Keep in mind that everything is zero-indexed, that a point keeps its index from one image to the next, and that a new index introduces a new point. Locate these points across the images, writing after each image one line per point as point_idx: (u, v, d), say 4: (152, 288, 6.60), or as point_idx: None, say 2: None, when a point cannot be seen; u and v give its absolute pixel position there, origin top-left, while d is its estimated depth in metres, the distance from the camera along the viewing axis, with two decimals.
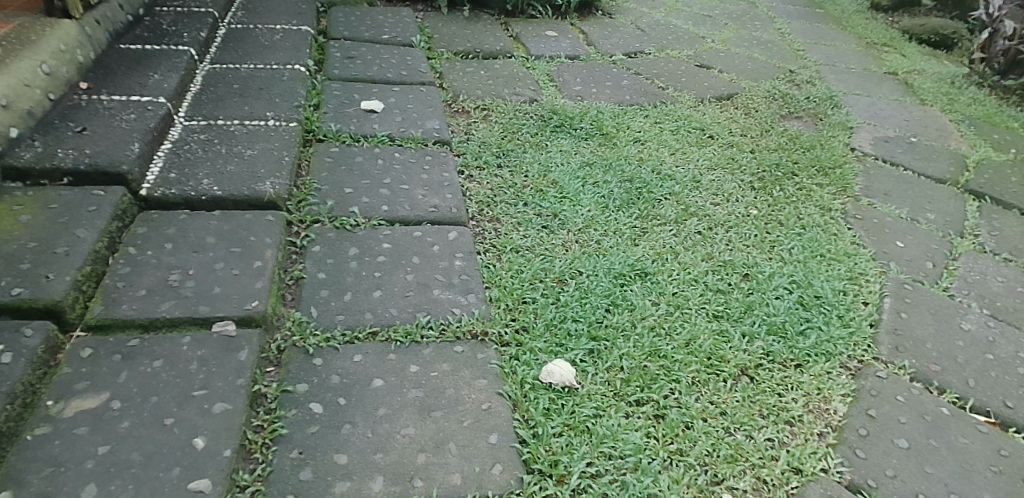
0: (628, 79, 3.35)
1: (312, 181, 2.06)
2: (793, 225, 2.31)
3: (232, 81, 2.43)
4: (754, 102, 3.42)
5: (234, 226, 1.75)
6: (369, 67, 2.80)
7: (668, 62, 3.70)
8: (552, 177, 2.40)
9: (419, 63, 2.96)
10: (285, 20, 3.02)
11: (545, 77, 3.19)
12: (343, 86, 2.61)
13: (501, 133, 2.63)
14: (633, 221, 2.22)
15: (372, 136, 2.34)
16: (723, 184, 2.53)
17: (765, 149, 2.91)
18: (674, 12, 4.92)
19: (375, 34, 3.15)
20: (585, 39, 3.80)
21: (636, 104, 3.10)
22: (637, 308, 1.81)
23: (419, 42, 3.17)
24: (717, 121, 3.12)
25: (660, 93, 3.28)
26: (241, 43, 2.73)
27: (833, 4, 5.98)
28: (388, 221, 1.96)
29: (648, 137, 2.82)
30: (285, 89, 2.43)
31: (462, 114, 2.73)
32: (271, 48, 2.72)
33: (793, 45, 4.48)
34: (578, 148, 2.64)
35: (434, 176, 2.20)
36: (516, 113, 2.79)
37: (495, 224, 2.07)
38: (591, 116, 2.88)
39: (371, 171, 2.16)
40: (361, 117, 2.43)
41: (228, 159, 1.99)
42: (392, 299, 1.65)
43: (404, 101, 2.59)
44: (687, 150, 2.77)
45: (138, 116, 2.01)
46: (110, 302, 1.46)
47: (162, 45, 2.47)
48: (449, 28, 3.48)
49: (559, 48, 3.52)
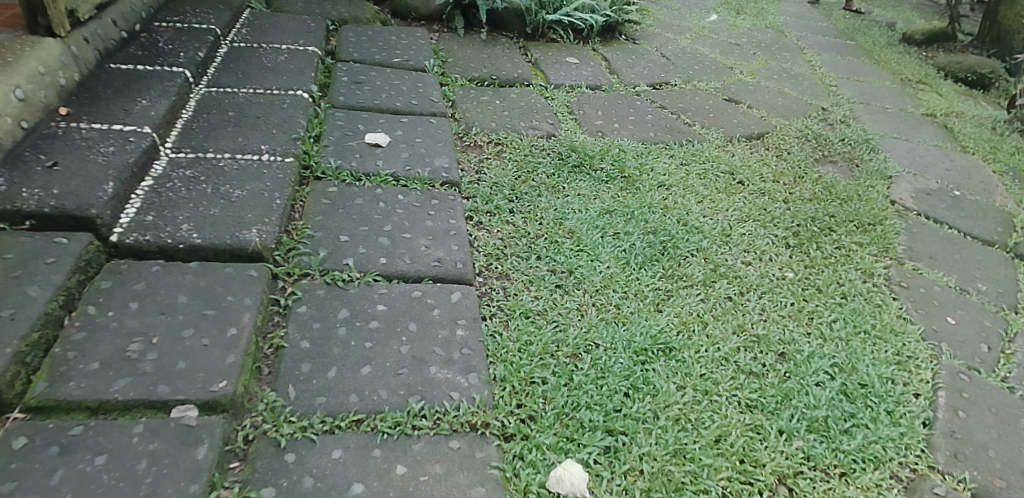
0: (653, 113, 3.15)
1: (304, 226, 1.87)
2: (833, 293, 2.11)
3: (228, 108, 2.25)
4: (786, 143, 3.20)
5: (211, 281, 1.57)
6: (377, 94, 2.61)
7: (694, 95, 3.49)
8: (569, 226, 2.19)
9: (431, 90, 2.77)
10: (292, 39, 2.85)
11: (564, 108, 2.98)
12: (347, 115, 2.42)
13: (514, 173, 2.43)
14: (656, 281, 2.01)
15: (375, 175, 2.14)
16: (755, 240, 2.32)
17: (798, 200, 2.69)
18: (700, 40, 4.72)
19: (386, 57, 2.97)
20: (607, 66, 3.61)
21: (661, 142, 2.89)
22: (660, 395, 1.61)
23: (432, 66, 2.99)
24: (747, 165, 2.91)
25: (687, 130, 3.07)
26: (242, 64, 2.56)
27: (865, 36, 5.76)
28: (385, 276, 1.76)
29: (672, 181, 2.61)
30: (284, 118, 2.25)
31: (474, 148, 2.54)
32: (274, 71, 2.54)
33: (825, 80, 4.26)
34: (597, 191, 2.43)
35: (439, 223, 2.00)
36: (532, 150, 2.59)
37: (505, 282, 1.87)
38: (613, 155, 2.67)
39: (371, 216, 1.96)
40: (365, 151, 2.24)
41: (213, 200, 1.81)
42: (383, 378, 1.46)
43: (412, 135, 2.40)
44: (716, 198, 2.56)
45: (117, 149, 1.83)
46: (56, 377, 1.29)
47: (155, 66, 2.30)
48: (464, 51, 3.30)
49: (580, 76, 3.33)
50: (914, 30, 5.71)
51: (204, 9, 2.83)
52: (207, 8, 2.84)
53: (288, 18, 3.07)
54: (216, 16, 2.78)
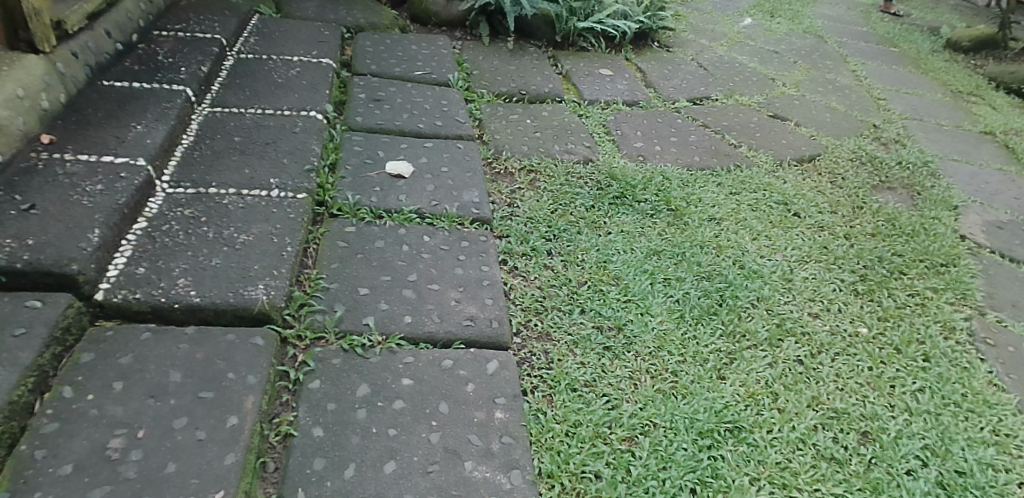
0: (696, 132, 2.90)
1: (319, 276, 1.64)
2: (914, 354, 1.86)
3: (233, 133, 2.03)
4: (839, 167, 2.95)
5: (210, 351, 1.34)
6: (398, 114, 2.38)
7: (737, 112, 3.23)
8: (613, 270, 1.95)
9: (457, 109, 2.53)
10: (304, 51, 2.63)
11: (600, 128, 2.74)
12: (366, 140, 2.19)
13: (550, 206, 2.19)
14: (716, 340, 1.77)
15: (398, 212, 1.92)
16: (820, 287, 2.07)
17: (861, 236, 2.44)
18: (737, 46, 4.46)
19: (407, 70, 2.73)
20: (643, 78, 3.36)
21: (706, 167, 2.64)
22: (733, 492, 1.37)
23: (456, 80, 2.75)
24: (800, 193, 2.66)
25: (733, 152, 2.82)
26: (250, 79, 2.33)
27: (908, 42, 5.45)
28: (410, 340, 1.53)
29: (723, 214, 2.36)
30: (296, 144, 2.03)
31: (505, 176, 2.31)
32: (285, 88, 2.32)
33: (873, 93, 3.99)
34: (642, 228, 2.19)
35: (470, 271, 1.77)
36: (568, 179, 2.35)
37: (547, 343, 1.64)
38: (657, 183, 2.42)
39: (394, 263, 1.74)
40: (385, 183, 2.01)
41: (214, 247, 1.59)
42: (411, 478, 1.23)
43: (438, 163, 2.17)
44: (772, 236, 2.31)
45: (106, 187, 1.61)
46: (20, 486, 1.07)
47: (154, 83, 2.08)
48: (490, 62, 3.06)
49: (615, 90, 3.08)
50: (960, 36, 5.40)
51: (209, 16, 2.60)
52: (212, 15, 2.62)
53: (301, 25, 2.84)
54: (222, 25, 2.56)
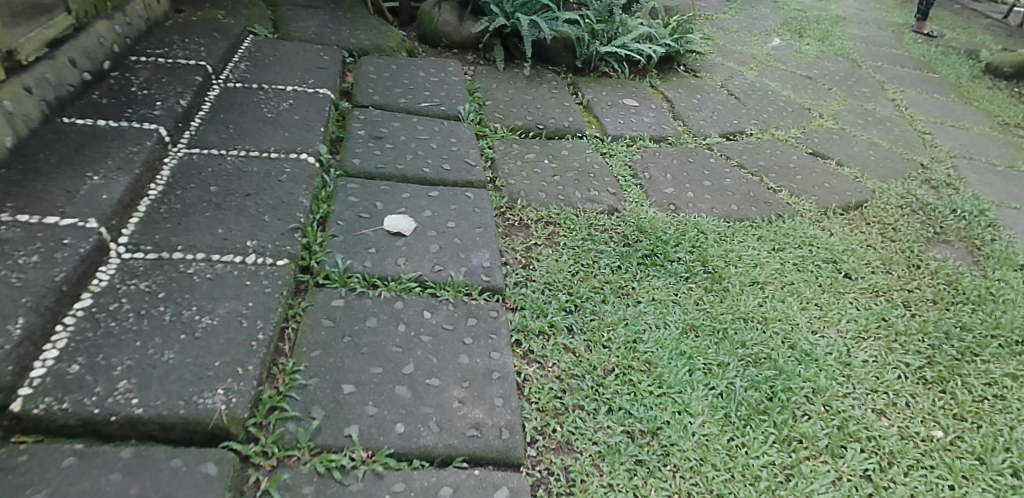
0: (731, 174, 2.61)
1: (295, 369, 1.37)
2: (1001, 465, 1.58)
3: (208, 181, 1.77)
4: (889, 216, 2.65)
5: (147, 484, 1.09)
6: (401, 155, 2.12)
7: (774, 149, 2.94)
8: (645, 352, 1.67)
9: (467, 148, 2.26)
10: (299, 79, 2.37)
11: (625, 169, 2.45)
12: (362, 188, 1.92)
13: (571, 267, 1.91)
14: (769, 449, 1.49)
15: (394, 280, 1.64)
16: (882, 375, 1.80)
17: (922, 304, 2.15)
18: (768, 71, 4.17)
19: (412, 102, 2.47)
20: (670, 108, 3.08)
21: (746, 216, 2.35)
22: None
23: (467, 113, 2.49)
24: (849, 248, 2.37)
25: (774, 198, 2.53)
26: (235, 113, 2.08)
27: (946, 67, 5.14)
28: (401, 456, 1.26)
29: (767, 277, 2.07)
30: (280, 195, 1.76)
31: (520, 229, 2.03)
32: (273, 124, 2.06)
33: (916, 126, 3.69)
34: (676, 294, 1.91)
35: (478, 358, 1.49)
36: (590, 233, 2.07)
37: (567, 456, 1.37)
38: (691, 238, 2.14)
39: (388, 349, 1.46)
40: (382, 243, 1.73)
41: (170, 333, 1.32)
42: None
43: (443, 215, 1.89)
44: (822, 305, 2.03)
45: (43, 259, 1.35)
46: None
47: (121, 121, 1.82)
48: (505, 90, 2.79)
49: (641, 123, 2.80)
50: (1002, 61, 5.08)
51: (195, 37, 2.35)
52: (199, 36, 2.37)
53: (297, 48, 2.59)
54: (209, 48, 2.31)
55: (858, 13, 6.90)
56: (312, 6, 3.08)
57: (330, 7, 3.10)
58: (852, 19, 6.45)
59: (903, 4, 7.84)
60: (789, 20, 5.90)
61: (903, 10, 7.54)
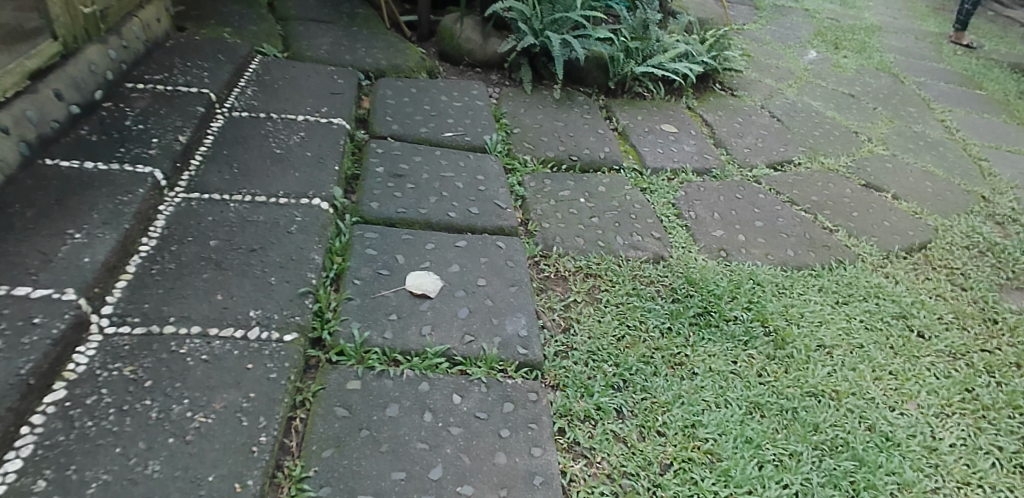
0: (783, 211, 2.39)
1: (303, 476, 1.16)
2: None
3: (208, 232, 1.56)
4: (957, 260, 2.41)
5: None
6: (424, 197, 1.90)
7: (825, 181, 2.71)
8: (706, 439, 1.45)
9: (496, 186, 2.05)
10: (311, 107, 2.16)
11: (668, 208, 2.22)
12: (381, 238, 1.71)
13: (616, 330, 1.69)
14: None
15: (419, 354, 1.42)
16: (974, 464, 1.57)
17: (1007, 369, 1.91)
18: (808, 88, 3.93)
19: (435, 131, 2.26)
20: (711, 134, 2.85)
21: (803, 264, 2.13)
22: None
23: (495, 143, 2.28)
24: (918, 299, 2.14)
25: (830, 240, 2.31)
26: (241, 149, 1.87)
27: (993, 82, 4.87)
28: None
29: (833, 340, 1.85)
30: (289, 250, 1.55)
31: (557, 282, 1.82)
32: (283, 162, 1.85)
33: (971, 151, 3.44)
34: (735, 363, 1.68)
35: (517, 456, 1.27)
36: (635, 286, 1.85)
37: None
38: (747, 291, 1.92)
39: (413, 447, 1.24)
40: (404, 307, 1.51)
41: (156, 437, 1.12)
42: None
43: (473, 270, 1.67)
44: (898, 372, 1.80)
45: (8, 344, 1.15)
46: None
47: (113, 162, 1.62)
48: (534, 116, 2.57)
49: (682, 152, 2.58)
50: None
51: (198, 61, 2.14)
52: (203, 59, 2.16)
53: (309, 70, 2.38)
54: (212, 74, 2.10)
55: (892, 22, 6.64)
56: (325, 21, 2.88)
57: (345, 23, 2.90)
58: (887, 29, 6.18)
59: (938, 13, 7.56)
60: (823, 30, 5.65)
61: (938, 19, 7.26)
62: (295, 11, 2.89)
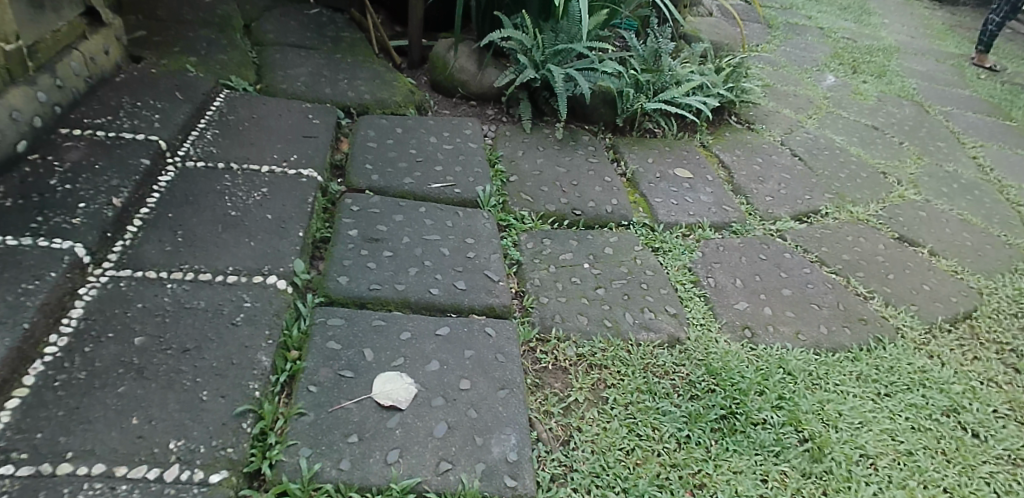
0: (811, 274, 2.12)
1: None
2: None
3: (134, 324, 1.30)
4: (1008, 332, 2.14)
5: None
6: (402, 268, 1.64)
7: (855, 234, 2.45)
8: None
9: (489, 251, 1.78)
10: (279, 153, 1.90)
11: (684, 273, 1.96)
12: (348, 326, 1.44)
13: (625, 441, 1.43)
14: None
15: (381, 493, 1.15)
16: None
17: None
18: (829, 119, 3.67)
19: (420, 182, 2.00)
20: (729, 178, 2.59)
21: (838, 344, 1.86)
22: None
23: (488, 196, 2.02)
24: (969, 386, 1.86)
25: (865, 310, 2.04)
26: (189, 211, 1.61)
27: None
28: None
29: (877, 447, 1.58)
30: (231, 349, 1.29)
31: (556, 375, 1.55)
32: (236, 227, 1.58)
33: (1008, 195, 3.17)
34: (765, 482, 1.41)
35: None
36: (647, 379, 1.58)
37: None
38: (777, 385, 1.65)
39: None
40: (367, 424, 1.25)
41: None
42: None
43: (455, 367, 1.40)
44: (953, 489, 1.53)
45: None
46: None
47: (26, 237, 1.36)
48: (533, 159, 2.31)
49: (697, 202, 2.31)
50: None
51: (151, 99, 1.88)
52: (156, 97, 1.90)
53: (282, 107, 2.12)
54: (165, 116, 1.84)
55: (911, 42, 6.37)
56: (306, 47, 2.62)
57: (327, 49, 2.64)
58: (906, 50, 5.92)
59: (956, 32, 7.29)
60: (840, 51, 5.38)
61: (957, 38, 6.99)
62: (273, 34, 2.63)
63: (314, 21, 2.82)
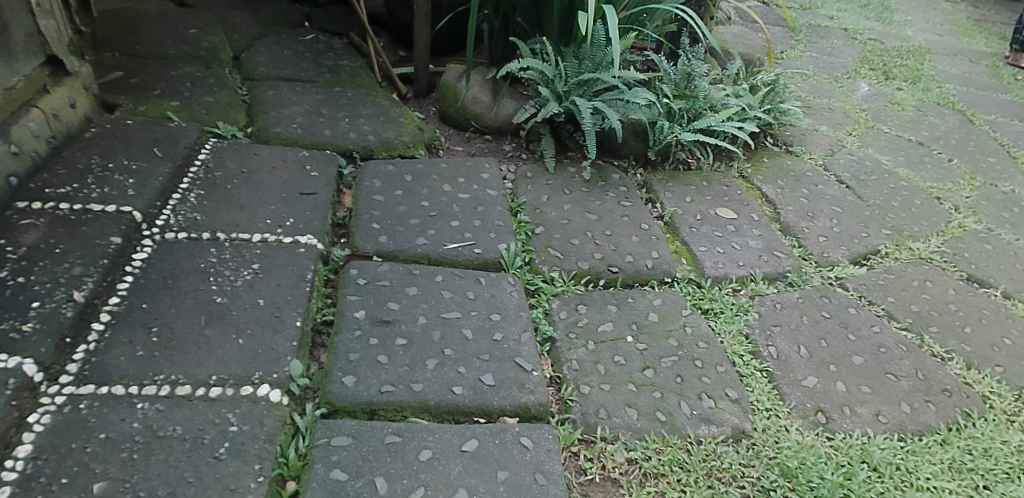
0: (881, 333, 1.87)
1: None
2: None
3: (94, 463, 1.06)
4: None
5: None
6: (418, 359, 1.38)
7: (921, 277, 2.19)
8: None
9: (518, 329, 1.53)
10: (273, 217, 1.65)
11: (741, 341, 1.70)
12: (357, 446, 1.19)
13: None
14: None
15: None
16: None
17: None
18: (870, 135, 3.40)
19: (435, 243, 1.75)
20: (775, 215, 2.33)
21: (924, 425, 1.60)
22: None
23: (513, 257, 1.77)
24: None
25: (948, 376, 1.78)
26: (167, 299, 1.37)
27: None
28: None
29: None
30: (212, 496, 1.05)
31: (605, 490, 1.30)
32: (222, 320, 1.34)
33: None
34: None
35: None
36: (713, 490, 1.33)
37: None
38: (863, 488, 1.39)
39: None
40: None
41: None
42: None
43: None
44: None
45: None
46: None
47: None
48: (559, 205, 2.06)
49: (746, 249, 2.06)
50: None
51: (124, 160, 1.65)
52: (131, 157, 1.67)
53: (276, 159, 1.88)
54: (142, 181, 1.60)
55: (939, 41, 6.08)
56: (302, 80, 2.37)
57: (325, 82, 2.40)
58: (936, 51, 5.63)
59: (984, 27, 6.98)
60: (868, 55, 5.10)
61: (985, 34, 6.69)
62: (266, 67, 2.39)
63: (311, 50, 2.58)
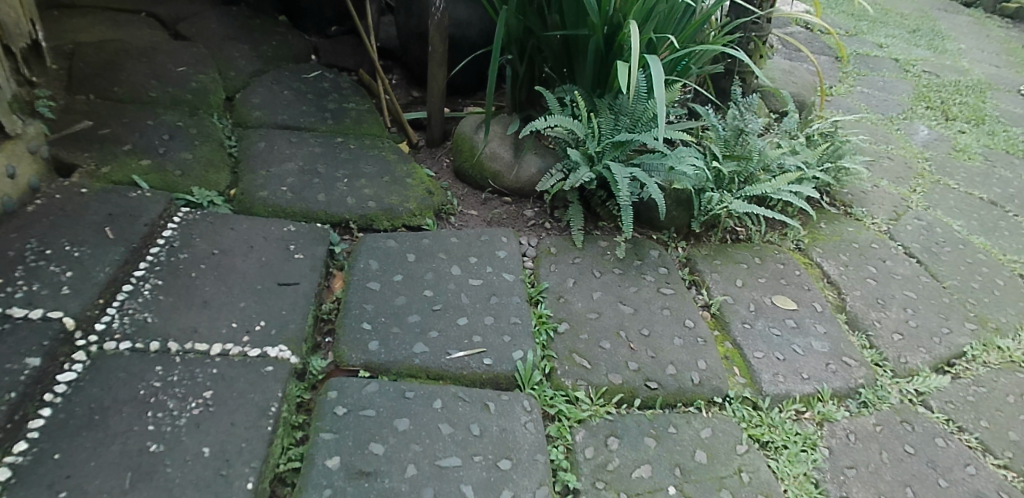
0: (978, 476, 1.53)
1: None
2: None
3: None
4: None
5: None
6: None
7: (1017, 391, 1.83)
8: None
9: (533, 485, 1.22)
10: (240, 319, 1.37)
11: (809, 491, 1.39)
12: None
13: None
14: None
15: None
16: None
17: None
18: (936, 192, 3.04)
19: (435, 349, 1.45)
20: (840, 304, 2.00)
21: None
22: None
23: (531, 369, 1.46)
24: None
25: None
26: (87, 444, 1.09)
27: None
28: None
29: None
30: None
31: None
32: (151, 480, 1.06)
33: None
34: None
35: None
36: None
37: None
38: None
39: None
40: None
41: None
42: None
43: None
44: None
45: None
46: None
47: None
48: (588, 292, 1.75)
49: (809, 354, 1.73)
50: None
51: (66, 244, 1.39)
52: (76, 239, 1.40)
53: (255, 235, 1.59)
54: (83, 274, 1.33)
55: (998, 74, 5.65)
56: (300, 128, 2.09)
57: (325, 130, 2.11)
58: (996, 86, 5.21)
59: None
60: (924, 91, 4.70)
61: None
62: (259, 111, 2.11)
63: (313, 89, 2.29)
